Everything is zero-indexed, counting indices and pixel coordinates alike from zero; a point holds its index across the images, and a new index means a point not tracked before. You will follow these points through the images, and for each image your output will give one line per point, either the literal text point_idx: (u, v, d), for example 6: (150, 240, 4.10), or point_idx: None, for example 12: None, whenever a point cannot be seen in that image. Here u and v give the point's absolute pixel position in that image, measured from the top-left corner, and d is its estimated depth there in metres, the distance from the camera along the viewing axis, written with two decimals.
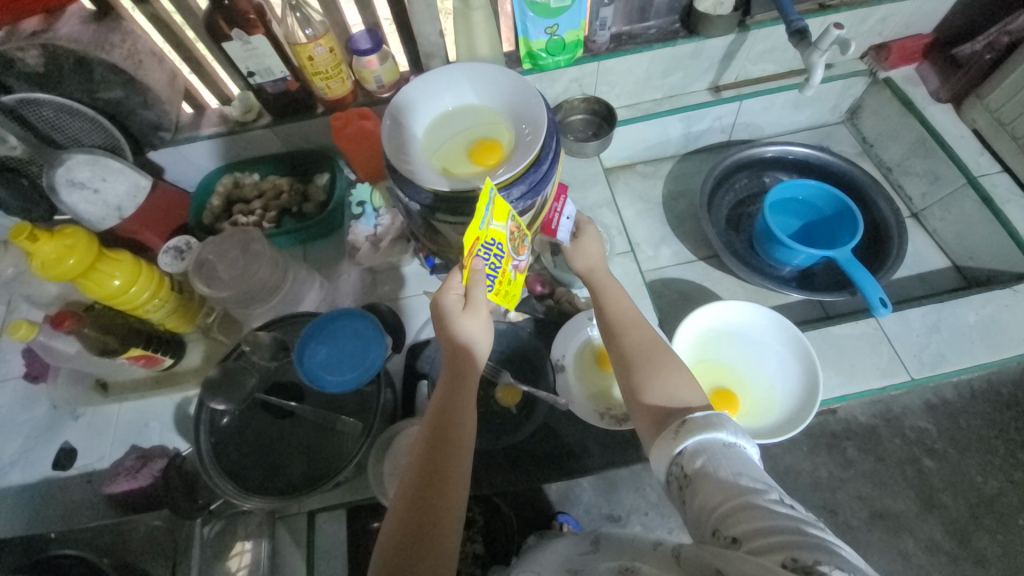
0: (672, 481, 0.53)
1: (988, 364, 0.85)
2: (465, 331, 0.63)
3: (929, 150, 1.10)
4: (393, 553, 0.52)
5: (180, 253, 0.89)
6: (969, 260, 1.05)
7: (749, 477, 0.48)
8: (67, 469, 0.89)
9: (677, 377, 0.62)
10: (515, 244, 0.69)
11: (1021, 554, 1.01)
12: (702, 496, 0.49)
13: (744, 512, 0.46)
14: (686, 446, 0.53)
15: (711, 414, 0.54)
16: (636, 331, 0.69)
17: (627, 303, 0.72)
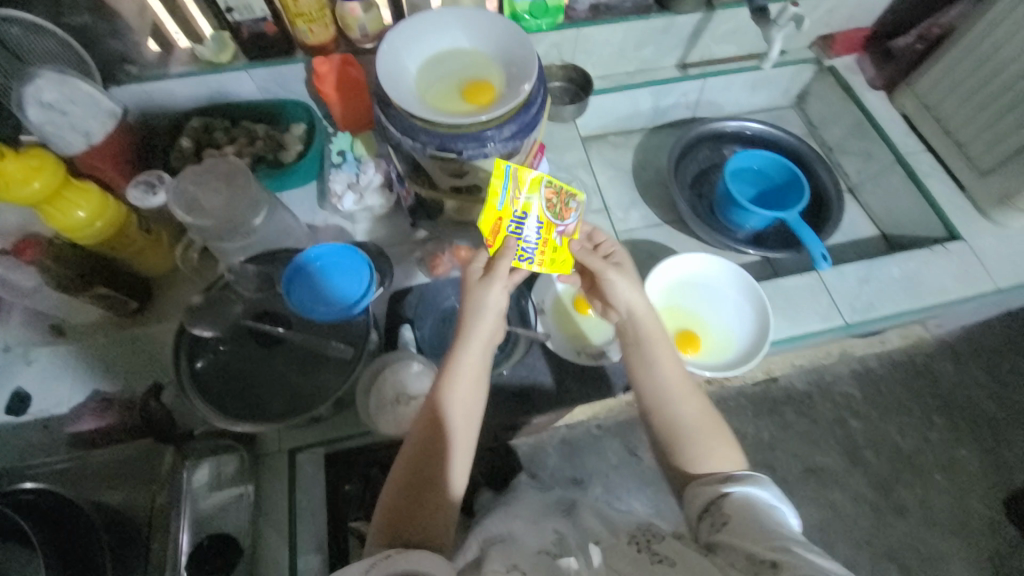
0: (706, 517, 0.61)
1: (908, 310, 0.99)
2: (477, 303, 0.68)
3: (865, 131, 1.23)
4: (396, 511, 0.60)
5: (151, 187, 0.84)
6: (895, 229, 1.19)
7: (790, 531, 0.55)
8: (21, 415, 0.83)
9: (717, 451, 0.68)
10: (558, 210, 0.74)
11: (934, 505, 1.38)
12: (739, 528, 0.56)
13: (781, 548, 0.52)
14: (733, 494, 0.61)
15: (756, 474, 0.63)
16: (685, 390, 0.71)
17: (676, 363, 0.73)
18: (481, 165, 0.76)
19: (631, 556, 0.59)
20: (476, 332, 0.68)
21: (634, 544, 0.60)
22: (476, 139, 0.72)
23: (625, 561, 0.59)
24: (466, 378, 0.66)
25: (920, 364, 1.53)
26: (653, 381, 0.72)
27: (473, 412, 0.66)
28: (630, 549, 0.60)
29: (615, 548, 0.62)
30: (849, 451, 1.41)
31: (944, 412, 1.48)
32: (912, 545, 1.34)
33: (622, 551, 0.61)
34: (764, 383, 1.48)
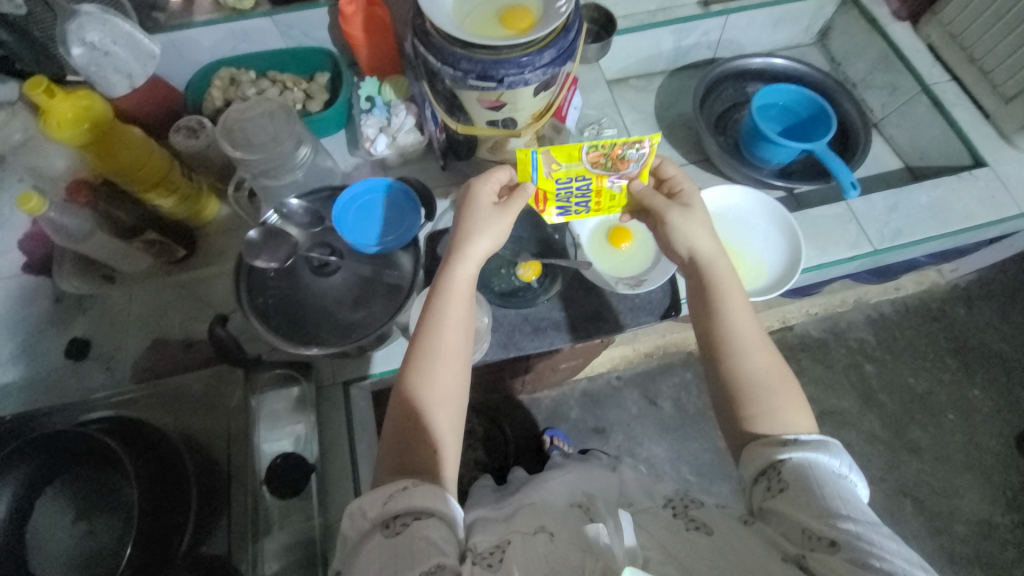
0: (762, 480, 0.61)
1: (935, 236, 1.00)
2: (474, 232, 0.70)
3: (891, 64, 1.22)
4: (400, 438, 0.62)
5: (193, 131, 0.89)
6: (920, 160, 1.20)
7: (851, 506, 0.54)
8: (81, 358, 0.86)
9: (786, 409, 0.65)
10: (609, 163, 0.75)
11: (948, 437, 1.44)
12: (796, 499, 0.56)
13: (845, 530, 0.52)
14: (789, 460, 0.60)
15: (822, 442, 0.60)
16: (756, 347, 0.69)
17: (750, 319, 0.71)
18: (520, 94, 0.77)
19: (667, 522, 0.58)
20: (467, 272, 0.69)
21: (670, 509, 0.60)
22: (516, 64, 0.72)
23: (661, 526, 0.57)
24: (461, 315, 0.67)
25: (934, 308, 1.59)
26: (725, 333, 0.70)
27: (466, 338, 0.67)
28: (665, 514, 0.59)
29: (649, 509, 0.61)
30: (864, 394, 1.48)
31: (955, 353, 1.54)
32: (923, 471, 1.40)
33: (655, 513, 0.60)
34: (779, 333, 1.55)
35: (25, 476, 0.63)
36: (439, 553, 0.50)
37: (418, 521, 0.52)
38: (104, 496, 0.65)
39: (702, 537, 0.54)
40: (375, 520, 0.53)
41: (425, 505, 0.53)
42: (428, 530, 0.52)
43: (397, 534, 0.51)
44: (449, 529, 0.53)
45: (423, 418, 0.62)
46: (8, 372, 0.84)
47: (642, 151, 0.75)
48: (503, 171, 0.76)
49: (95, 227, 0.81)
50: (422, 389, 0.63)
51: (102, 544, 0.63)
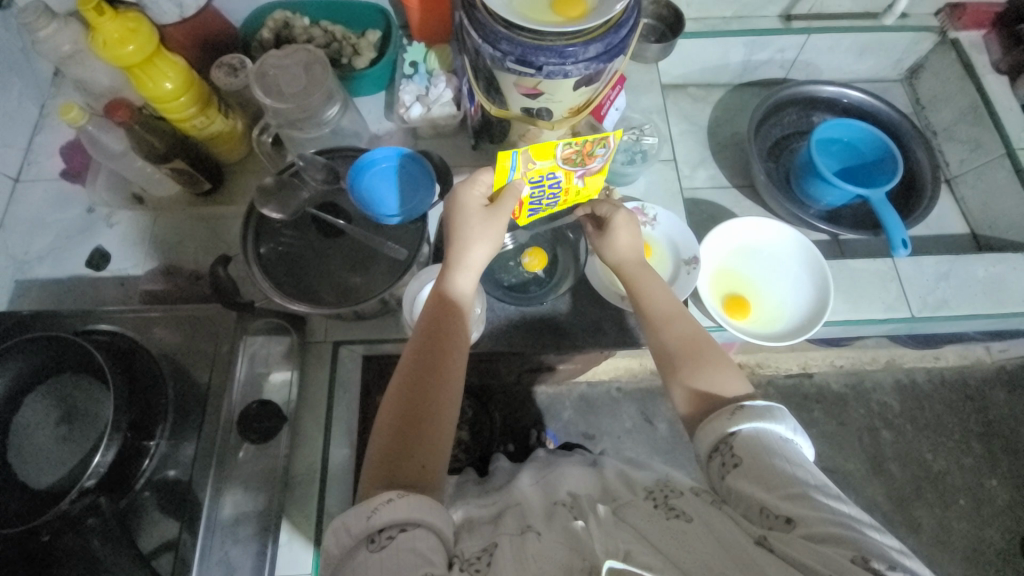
0: (717, 457, 0.57)
1: (985, 315, 0.92)
2: (473, 234, 0.71)
3: (979, 116, 1.10)
4: (390, 451, 0.59)
5: (234, 70, 0.91)
6: (988, 229, 1.09)
7: (807, 473, 0.52)
8: (101, 270, 0.90)
9: (715, 375, 0.64)
10: (578, 159, 0.72)
11: (954, 522, 1.34)
12: (751, 472, 0.53)
13: (805, 501, 0.49)
14: (739, 432, 0.56)
15: (771, 407, 0.57)
16: (670, 321, 0.71)
17: (669, 296, 0.74)
18: (558, 86, 0.74)
19: (649, 511, 0.55)
20: (467, 271, 0.71)
21: (651, 500, 0.57)
22: (557, 53, 0.68)
23: (643, 518, 0.55)
24: (456, 311, 0.69)
25: (971, 387, 1.47)
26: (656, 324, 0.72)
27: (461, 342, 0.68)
28: (646, 505, 0.57)
29: (631, 501, 0.58)
30: (873, 460, 1.40)
31: (982, 438, 1.42)
32: (918, 552, 1.32)
33: (637, 505, 0.57)
34: (796, 378, 1.47)
35: (21, 370, 0.68)
36: (426, 563, 0.48)
37: (403, 534, 0.50)
38: (86, 406, 0.69)
39: (682, 524, 0.52)
40: (359, 534, 0.51)
41: (412, 517, 0.51)
42: (416, 542, 0.50)
43: (383, 547, 0.49)
44: (435, 533, 0.51)
45: (418, 424, 0.61)
46: (35, 269, 0.90)
47: (608, 146, 0.72)
48: (489, 171, 0.74)
49: (129, 148, 0.83)
50: (421, 395, 0.63)
51: (75, 451, 0.67)
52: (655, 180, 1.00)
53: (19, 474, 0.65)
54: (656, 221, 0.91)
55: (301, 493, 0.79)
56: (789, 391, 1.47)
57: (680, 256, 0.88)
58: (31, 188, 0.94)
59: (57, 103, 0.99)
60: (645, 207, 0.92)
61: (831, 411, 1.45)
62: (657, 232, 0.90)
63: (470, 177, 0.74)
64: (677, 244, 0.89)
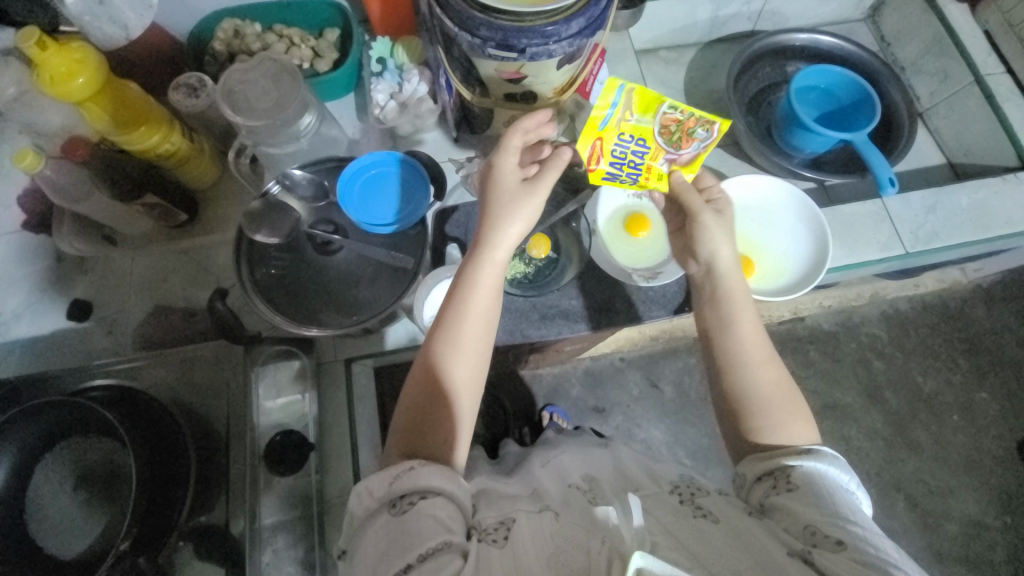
0: (768, 480, 0.58)
1: (973, 242, 0.95)
2: (506, 211, 0.64)
3: (944, 48, 1.12)
4: (410, 428, 0.59)
5: (194, 90, 0.85)
6: (964, 156, 1.12)
7: (861, 516, 0.52)
8: (85, 321, 0.85)
9: (790, 424, 0.62)
10: (674, 136, 0.71)
11: (950, 437, 1.42)
12: (806, 501, 0.54)
13: (854, 533, 0.50)
14: (800, 466, 0.57)
15: (835, 456, 0.58)
16: (761, 364, 0.65)
17: (758, 332, 0.66)
18: (542, 67, 0.71)
19: (676, 510, 0.54)
20: (499, 251, 0.63)
21: (676, 496, 0.56)
22: (539, 34, 0.66)
23: (666, 511, 0.53)
24: (488, 304, 0.62)
25: (953, 308, 1.53)
26: (736, 344, 0.66)
27: (485, 328, 0.62)
28: (671, 500, 0.55)
29: (655, 494, 0.57)
30: (870, 390, 1.46)
31: (968, 355, 1.50)
32: (920, 471, 1.39)
33: (661, 498, 0.56)
34: (789, 323, 1.51)
35: (22, 442, 0.64)
36: (446, 530, 0.49)
37: (423, 501, 0.51)
38: (105, 464, 0.66)
39: (709, 525, 0.51)
40: (381, 499, 0.52)
41: (431, 485, 0.52)
42: (435, 509, 0.50)
43: (403, 512, 0.50)
44: (455, 500, 0.52)
45: (433, 405, 0.59)
46: (11, 330, 0.84)
47: (701, 133, 0.71)
48: (551, 126, 0.72)
49: (93, 188, 0.78)
50: (439, 377, 0.60)
51: (100, 512, 0.65)
52: None
53: (43, 547, 0.63)
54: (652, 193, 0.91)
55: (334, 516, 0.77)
56: (784, 336, 1.50)
57: None
58: None
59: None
60: None
61: (827, 350, 1.50)
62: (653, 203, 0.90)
63: (503, 146, 0.67)
64: None
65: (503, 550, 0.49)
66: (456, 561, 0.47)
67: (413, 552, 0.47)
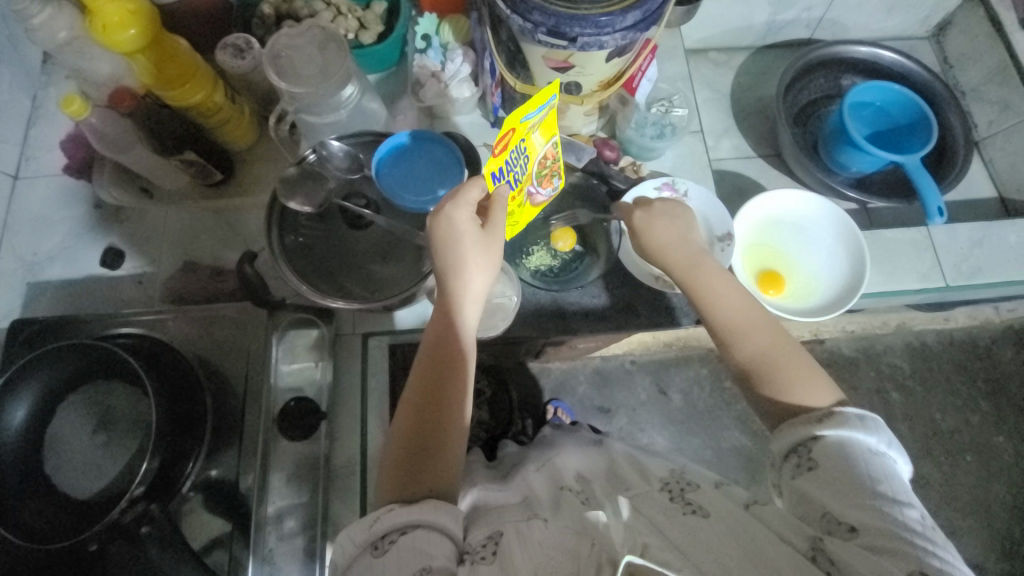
0: (792, 458, 0.54)
1: (1018, 281, 0.91)
2: (470, 255, 0.61)
3: (1012, 75, 1.06)
4: (395, 477, 0.55)
5: (240, 51, 0.84)
6: (1018, 192, 1.07)
7: (888, 487, 0.49)
8: (116, 269, 0.87)
9: (804, 381, 0.58)
10: (540, 173, 0.72)
11: (961, 479, 1.38)
12: (826, 479, 0.50)
13: (878, 514, 0.47)
14: (826, 436, 0.53)
15: (864, 416, 0.53)
16: (750, 330, 0.63)
17: (742, 300, 0.65)
18: (590, 57, 0.70)
19: (665, 507, 0.51)
20: (464, 296, 0.61)
21: (667, 493, 0.54)
22: (593, 23, 0.64)
23: (658, 510, 0.51)
24: (462, 348, 0.61)
25: (982, 347, 1.48)
26: (720, 327, 0.64)
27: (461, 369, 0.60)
28: (661, 497, 0.53)
29: (644, 492, 0.55)
30: (884, 421, 1.42)
31: (990, 397, 1.44)
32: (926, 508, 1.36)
33: (652, 496, 0.53)
34: (808, 344, 1.47)
35: (48, 380, 0.66)
36: (427, 556, 0.47)
37: (404, 536, 0.49)
38: (127, 411, 0.69)
39: (699, 521, 0.49)
40: (363, 543, 0.50)
41: (411, 520, 0.49)
42: (418, 541, 0.48)
43: (385, 552, 0.48)
44: (446, 526, 0.50)
45: (423, 452, 0.56)
46: (46, 270, 0.87)
47: (552, 188, 0.77)
48: (478, 185, 0.62)
49: (136, 139, 0.79)
50: (426, 422, 0.58)
51: (119, 455, 0.67)
52: (684, 154, 0.95)
53: (60, 485, 0.65)
54: (687, 197, 0.88)
55: (343, 486, 0.78)
56: None
57: (712, 232, 0.86)
58: (33, 184, 0.90)
59: (49, 93, 0.94)
60: (675, 181, 0.88)
61: (846, 375, 1.45)
62: (688, 208, 0.88)
63: (455, 195, 0.63)
64: (708, 218, 0.87)
65: (492, 566, 0.48)
66: None
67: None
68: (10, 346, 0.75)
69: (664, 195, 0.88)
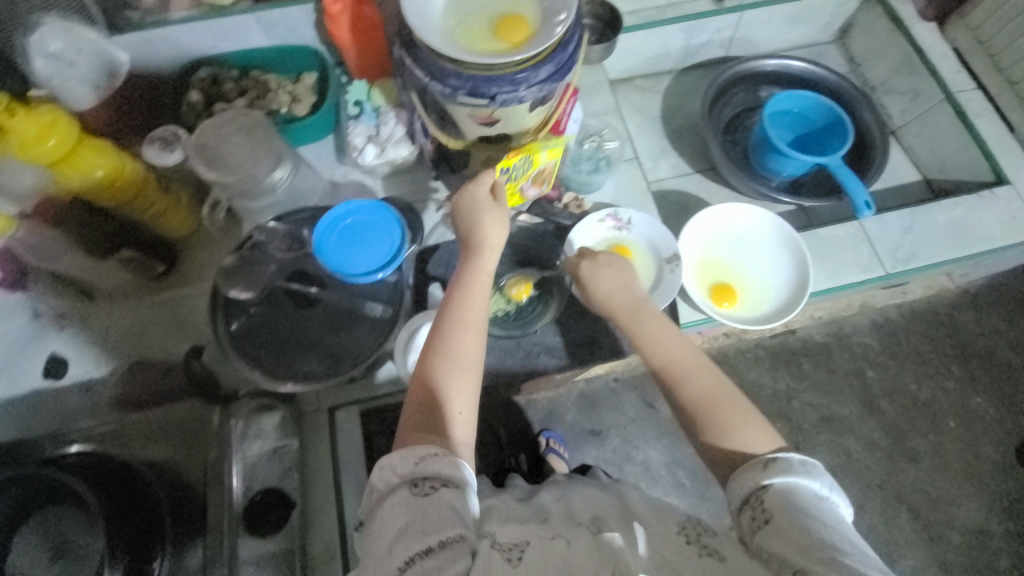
0: (747, 510, 0.55)
1: (952, 260, 0.96)
2: (489, 220, 0.70)
3: (914, 67, 1.15)
4: (425, 416, 0.60)
5: (167, 143, 0.82)
6: (939, 173, 1.14)
7: (839, 534, 0.50)
8: (60, 379, 0.83)
9: (741, 426, 0.62)
10: (540, 178, 0.84)
11: (949, 448, 1.34)
12: (783, 533, 0.51)
13: (834, 565, 0.47)
14: (772, 485, 0.55)
15: (804, 460, 0.56)
16: (694, 373, 0.66)
17: (684, 346, 0.69)
18: (513, 111, 0.72)
19: (680, 549, 0.53)
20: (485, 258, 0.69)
21: (685, 536, 0.54)
22: (509, 82, 0.67)
23: (673, 552, 0.53)
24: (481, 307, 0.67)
25: (942, 313, 1.47)
26: (665, 366, 0.68)
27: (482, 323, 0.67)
28: (678, 539, 0.54)
29: (660, 531, 0.56)
30: (864, 399, 1.39)
31: (961, 360, 1.43)
32: (925, 484, 1.31)
33: (667, 536, 0.54)
34: (781, 336, 1.46)
35: None
36: (460, 523, 0.50)
37: (444, 487, 0.52)
38: (79, 537, 0.64)
39: (716, 566, 0.51)
40: (404, 478, 0.53)
41: (451, 473, 0.53)
42: (453, 500, 0.51)
43: (426, 495, 0.51)
44: (469, 499, 0.53)
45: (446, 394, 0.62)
46: None
47: (545, 190, 0.87)
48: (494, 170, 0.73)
49: (68, 248, 0.78)
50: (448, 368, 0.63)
51: None
52: (623, 182, 0.98)
53: None
54: (631, 224, 0.91)
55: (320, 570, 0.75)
56: (778, 350, 1.43)
57: (661, 255, 0.88)
58: None
59: None
60: (618, 212, 0.91)
61: (822, 361, 1.42)
62: (635, 235, 0.90)
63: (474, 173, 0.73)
64: (656, 242, 0.89)
65: (517, 569, 0.49)
66: (466, 560, 0.48)
67: (417, 547, 0.48)
68: None
69: (609, 225, 0.90)
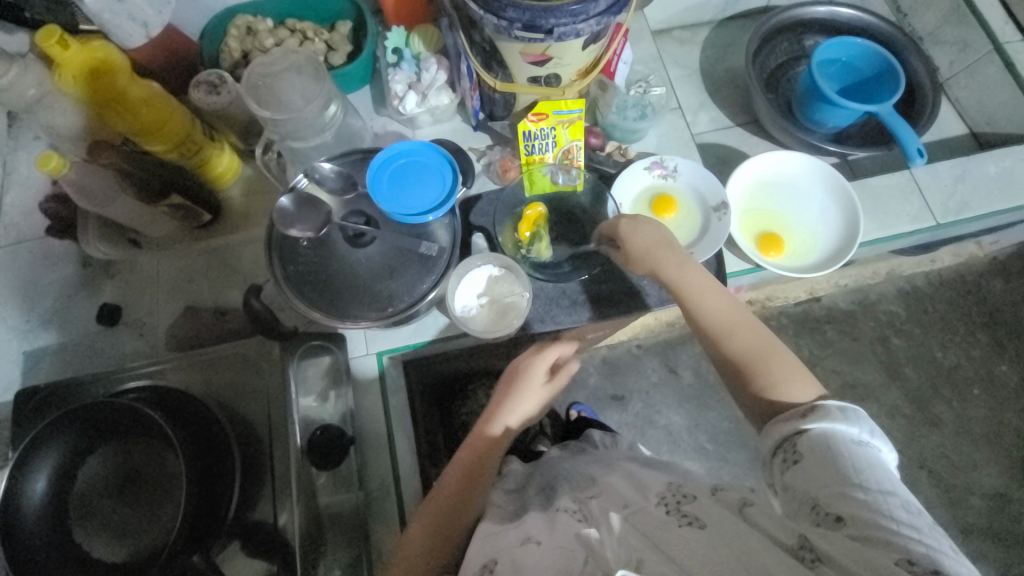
0: (779, 455, 0.56)
1: (1004, 210, 0.94)
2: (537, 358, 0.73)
3: (964, 15, 1.10)
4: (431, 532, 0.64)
5: (214, 87, 0.84)
6: (986, 126, 1.11)
7: (871, 476, 0.49)
8: (117, 323, 0.85)
9: (789, 379, 0.61)
10: (564, 159, 0.87)
11: (975, 417, 1.29)
12: (808, 473, 0.51)
13: (855, 503, 0.47)
14: (811, 429, 0.54)
15: (843, 407, 0.55)
16: (737, 326, 0.67)
17: (724, 300, 0.69)
18: (567, 47, 0.71)
19: (660, 520, 0.49)
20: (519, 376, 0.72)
21: (663, 506, 0.51)
22: (565, 13, 0.65)
23: (652, 524, 0.49)
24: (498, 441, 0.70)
25: (970, 281, 1.39)
26: (703, 320, 0.68)
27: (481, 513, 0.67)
28: (658, 511, 0.51)
29: (642, 507, 0.52)
30: (888, 366, 1.33)
31: (987, 327, 1.36)
32: (946, 450, 1.27)
33: (648, 511, 0.51)
34: (805, 303, 1.38)
35: (67, 445, 0.64)
36: None
37: None
38: (149, 465, 0.66)
39: (694, 532, 0.47)
40: None
41: None
42: None
43: None
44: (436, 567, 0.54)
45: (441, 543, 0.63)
46: (40, 336, 0.84)
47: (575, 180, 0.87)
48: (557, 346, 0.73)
49: (119, 190, 0.77)
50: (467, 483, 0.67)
51: (152, 513, 0.65)
52: (666, 132, 0.96)
53: (92, 552, 0.63)
54: (677, 172, 0.89)
55: (378, 511, 0.78)
56: (801, 318, 1.38)
57: (707, 203, 0.87)
58: (14, 252, 0.87)
59: (19, 156, 0.92)
60: (664, 158, 0.89)
61: (845, 329, 1.36)
62: (679, 184, 0.89)
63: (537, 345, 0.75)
64: (701, 190, 0.88)
65: None
66: None
67: None
68: (19, 418, 0.73)
69: (654, 173, 0.90)
